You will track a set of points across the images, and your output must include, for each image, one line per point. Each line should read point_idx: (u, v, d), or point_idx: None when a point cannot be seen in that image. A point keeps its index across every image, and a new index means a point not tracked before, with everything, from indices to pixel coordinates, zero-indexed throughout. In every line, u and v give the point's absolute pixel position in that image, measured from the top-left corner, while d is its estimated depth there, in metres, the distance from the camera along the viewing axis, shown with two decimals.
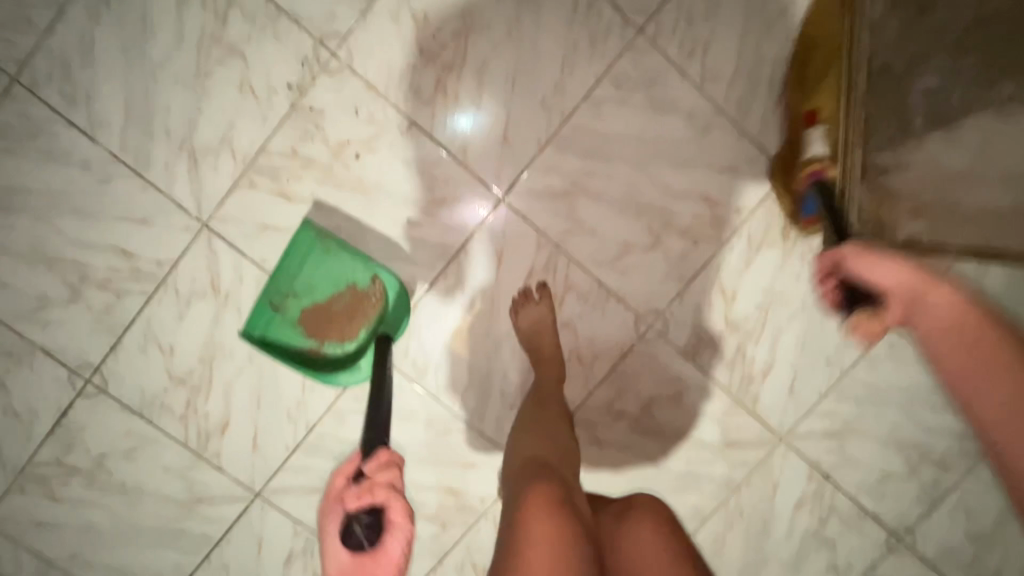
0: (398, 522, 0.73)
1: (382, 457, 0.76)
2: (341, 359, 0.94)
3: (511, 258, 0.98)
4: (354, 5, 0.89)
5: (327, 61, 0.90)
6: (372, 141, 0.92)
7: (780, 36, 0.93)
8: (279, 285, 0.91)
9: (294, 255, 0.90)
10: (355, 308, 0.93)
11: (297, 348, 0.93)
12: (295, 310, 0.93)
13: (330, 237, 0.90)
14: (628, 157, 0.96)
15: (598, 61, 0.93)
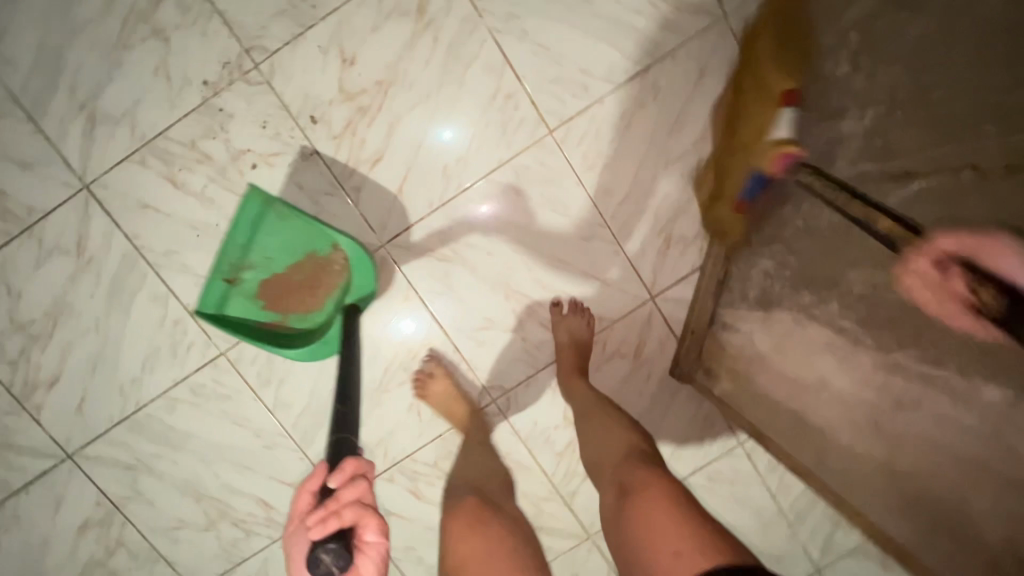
0: (373, 540, 0.64)
1: (348, 468, 0.65)
2: (304, 329, 0.95)
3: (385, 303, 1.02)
4: (287, 27, 0.92)
5: (248, 71, 0.93)
6: (271, 157, 0.95)
7: (673, 175, 1.00)
8: (229, 257, 0.89)
9: (242, 226, 0.88)
10: (315, 277, 0.94)
11: (258, 321, 0.93)
12: (251, 283, 0.92)
13: (279, 203, 0.86)
14: (513, 243, 1.01)
15: (505, 147, 0.98)
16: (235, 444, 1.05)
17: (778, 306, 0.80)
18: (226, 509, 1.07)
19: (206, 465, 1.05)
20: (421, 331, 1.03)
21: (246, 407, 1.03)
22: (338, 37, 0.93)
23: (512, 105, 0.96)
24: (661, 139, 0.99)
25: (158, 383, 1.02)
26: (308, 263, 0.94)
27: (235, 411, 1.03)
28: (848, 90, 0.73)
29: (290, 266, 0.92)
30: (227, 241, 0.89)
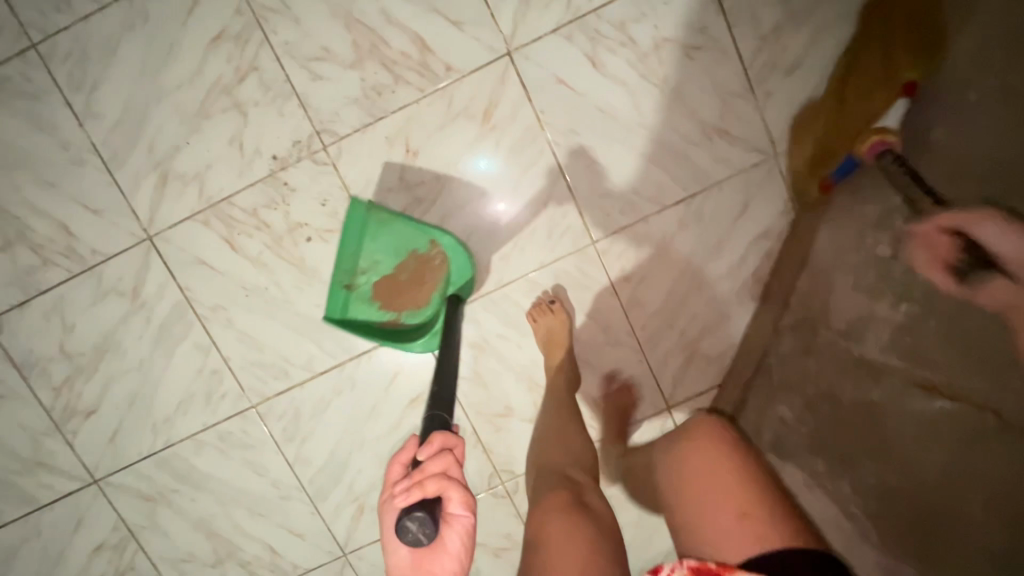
0: (458, 512, 0.71)
1: (435, 442, 0.70)
2: (419, 323, 1.00)
3: (406, 379, 1.06)
4: (358, 115, 0.96)
5: (317, 151, 0.98)
6: (327, 233, 1.00)
7: (705, 297, 1.03)
8: (343, 264, 0.96)
9: (351, 234, 0.95)
10: (420, 275, 0.98)
11: (381, 323, 0.98)
12: (366, 286, 0.97)
13: (379, 208, 0.95)
14: None
15: (547, 251, 1.02)
16: (252, 490, 1.09)
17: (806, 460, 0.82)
18: (235, 549, 1.12)
19: (223, 507, 1.10)
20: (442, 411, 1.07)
21: (268, 457, 1.08)
22: (406, 130, 0.97)
23: (561, 214, 1.00)
24: (698, 262, 1.03)
25: (189, 426, 1.07)
26: (411, 261, 0.98)
27: (257, 460, 1.08)
28: (887, 273, 0.78)
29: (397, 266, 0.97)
30: (339, 251, 0.96)
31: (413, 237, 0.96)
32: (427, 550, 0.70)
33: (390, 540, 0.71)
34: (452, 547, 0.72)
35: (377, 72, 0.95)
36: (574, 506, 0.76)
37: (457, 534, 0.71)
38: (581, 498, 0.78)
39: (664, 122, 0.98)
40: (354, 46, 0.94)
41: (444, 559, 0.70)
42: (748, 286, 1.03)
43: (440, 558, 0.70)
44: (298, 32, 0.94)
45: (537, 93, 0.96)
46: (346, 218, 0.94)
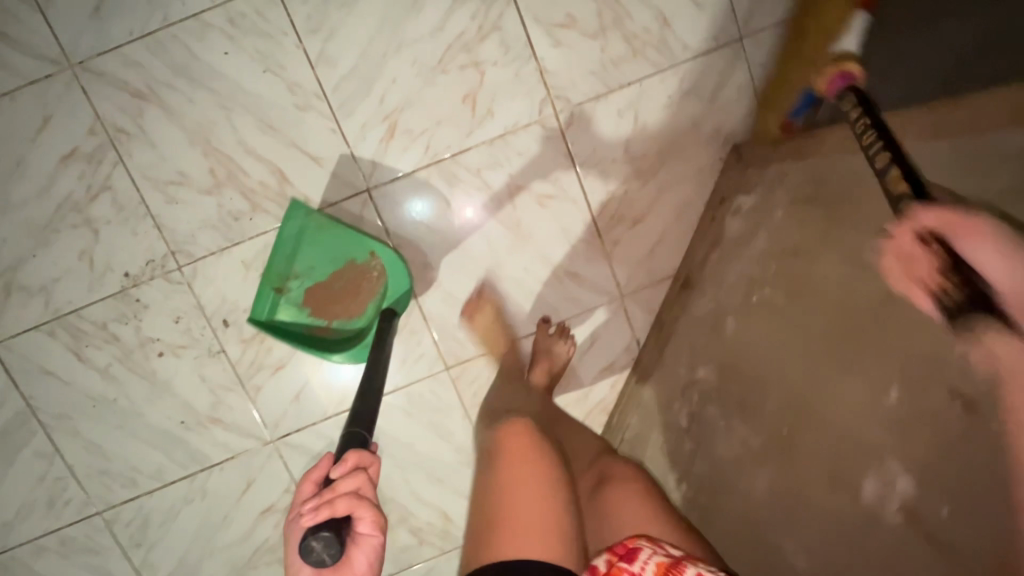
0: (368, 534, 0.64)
1: (349, 461, 0.65)
2: (349, 334, 0.97)
3: (261, 485, 1.06)
4: (214, 239, 0.97)
5: (170, 270, 0.98)
6: (179, 349, 1.00)
7: None
8: (278, 267, 0.94)
9: (287, 238, 0.93)
10: (353, 286, 0.96)
11: (305, 328, 0.96)
12: (297, 292, 0.95)
13: (321, 213, 0.92)
14: (396, 457, 1.08)
15: (402, 373, 1.06)
16: None
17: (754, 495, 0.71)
18: None
19: None
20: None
21: (111, 564, 1.07)
22: (262, 256, 0.99)
23: (415, 340, 1.05)
24: None
25: (31, 530, 1.05)
26: (347, 271, 0.96)
27: (100, 567, 1.06)
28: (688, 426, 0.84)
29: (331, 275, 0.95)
30: (273, 252, 0.93)
31: (350, 248, 0.94)
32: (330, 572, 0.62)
33: (291, 555, 0.63)
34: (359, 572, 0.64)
35: (234, 199, 0.96)
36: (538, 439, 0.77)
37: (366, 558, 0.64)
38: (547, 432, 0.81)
39: (518, 262, 1.03)
40: (211, 173, 0.96)
41: None
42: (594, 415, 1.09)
43: None
44: (154, 156, 0.94)
45: (395, 228, 1.00)
46: (285, 220, 0.91)
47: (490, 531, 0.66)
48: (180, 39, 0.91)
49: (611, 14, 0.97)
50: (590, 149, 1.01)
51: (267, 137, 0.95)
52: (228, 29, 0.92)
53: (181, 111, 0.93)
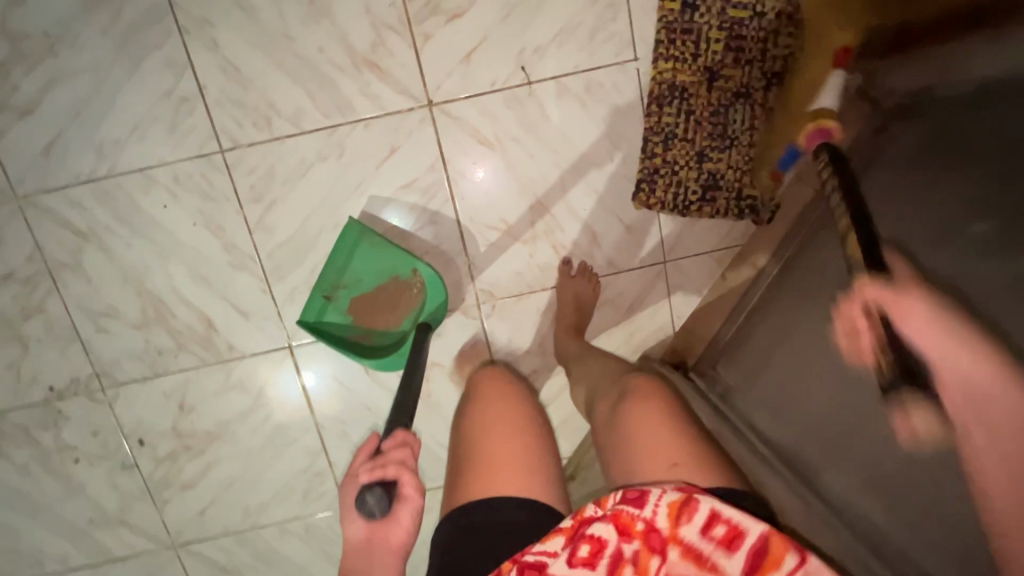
0: (411, 495, 0.67)
1: (400, 434, 0.70)
2: (386, 345, 0.98)
3: None
4: (139, 368, 1.03)
5: (94, 389, 1.04)
6: (96, 457, 1.07)
7: None
8: (328, 274, 0.96)
9: (340, 248, 0.95)
10: (393, 299, 0.97)
11: (346, 335, 0.97)
12: (344, 301, 0.97)
13: (372, 230, 0.94)
14: (287, 573, 1.15)
15: (303, 506, 1.12)
16: None
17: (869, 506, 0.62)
18: None
19: None
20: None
21: None
22: (183, 389, 1.04)
23: (318, 480, 1.10)
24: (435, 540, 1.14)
25: None
26: (391, 285, 0.97)
27: None
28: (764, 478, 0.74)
29: (375, 287, 0.97)
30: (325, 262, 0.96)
31: (395, 261, 0.96)
32: (378, 527, 0.66)
33: (346, 509, 0.67)
34: (404, 525, 0.66)
35: (162, 337, 1.02)
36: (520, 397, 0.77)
37: (409, 517, 0.66)
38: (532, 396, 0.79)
39: (425, 425, 1.09)
40: (142, 311, 1.00)
41: (397, 539, 0.66)
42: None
43: (391, 535, 0.66)
44: (89, 289, 0.99)
45: (315, 384, 1.07)
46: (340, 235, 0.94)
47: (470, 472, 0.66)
48: (125, 189, 0.95)
49: (543, 223, 1.01)
50: (507, 339, 1.06)
51: (200, 287, 1.00)
52: (172, 187, 0.95)
53: (119, 253, 0.98)
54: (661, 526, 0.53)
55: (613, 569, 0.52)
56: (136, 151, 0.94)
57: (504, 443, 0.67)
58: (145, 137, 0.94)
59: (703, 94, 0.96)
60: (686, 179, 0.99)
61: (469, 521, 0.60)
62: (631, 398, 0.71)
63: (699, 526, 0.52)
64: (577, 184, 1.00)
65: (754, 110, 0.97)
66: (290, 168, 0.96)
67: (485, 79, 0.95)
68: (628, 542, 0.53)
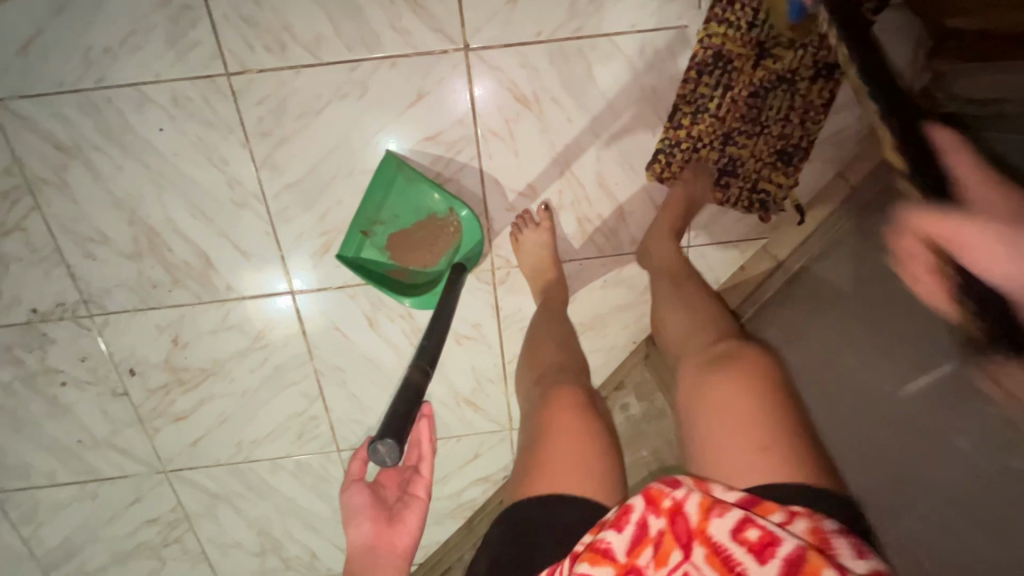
0: (421, 495, 0.69)
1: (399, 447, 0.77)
2: (423, 283, 0.95)
3: (148, 501, 1.15)
4: (130, 299, 0.98)
5: (81, 315, 0.98)
6: (83, 382, 1.04)
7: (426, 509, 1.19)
8: (366, 210, 0.92)
9: (377, 183, 0.90)
10: (429, 239, 0.93)
11: (384, 273, 0.94)
12: (382, 238, 0.93)
13: (411, 166, 0.89)
14: (276, 503, 1.18)
15: (296, 446, 1.12)
16: None
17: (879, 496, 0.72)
18: None
19: None
20: (176, 532, 1.18)
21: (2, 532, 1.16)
22: (177, 324, 1.00)
23: (313, 423, 1.10)
24: None
25: None
26: (427, 224, 0.93)
27: None
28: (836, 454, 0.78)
29: (412, 226, 0.93)
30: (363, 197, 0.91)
31: (432, 198, 0.91)
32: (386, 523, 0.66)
33: (353, 516, 0.67)
34: (411, 526, 0.67)
35: (155, 269, 0.96)
36: (585, 403, 0.72)
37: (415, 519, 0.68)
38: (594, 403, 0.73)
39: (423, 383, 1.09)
40: (134, 241, 0.94)
41: (403, 539, 0.66)
42: (460, 513, 1.20)
43: (397, 533, 0.66)
44: (74, 211, 0.91)
45: (315, 334, 1.03)
46: (378, 170, 0.89)
47: (532, 464, 0.65)
48: (116, 105, 0.86)
49: (569, 193, 0.96)
50: (516, 307, 1.03)
51: (198, 222, 0.94)
52: (170, 109, 0.86)
53: (109, 176, 0.90)
54: (689, 513, 0.53)
55: (636, 535, 0.54)
56: (130, 64, 0.84)
57: (560, 437, 0.66)
58: (139, 49, 0.83)
59: (745, 70, 0.88)
60: (705, 159, 0.93)
61: (524, 513, 0.61)
62: (766, 369, 0.64)
63: (733, 528, 0.51)
64: (612, 155, 0.94)
65: (795, 101, 0.90)
66: (305, 103, 0.87)
67: (529, 29, 0.86)
68: (654, 516, 0.54)
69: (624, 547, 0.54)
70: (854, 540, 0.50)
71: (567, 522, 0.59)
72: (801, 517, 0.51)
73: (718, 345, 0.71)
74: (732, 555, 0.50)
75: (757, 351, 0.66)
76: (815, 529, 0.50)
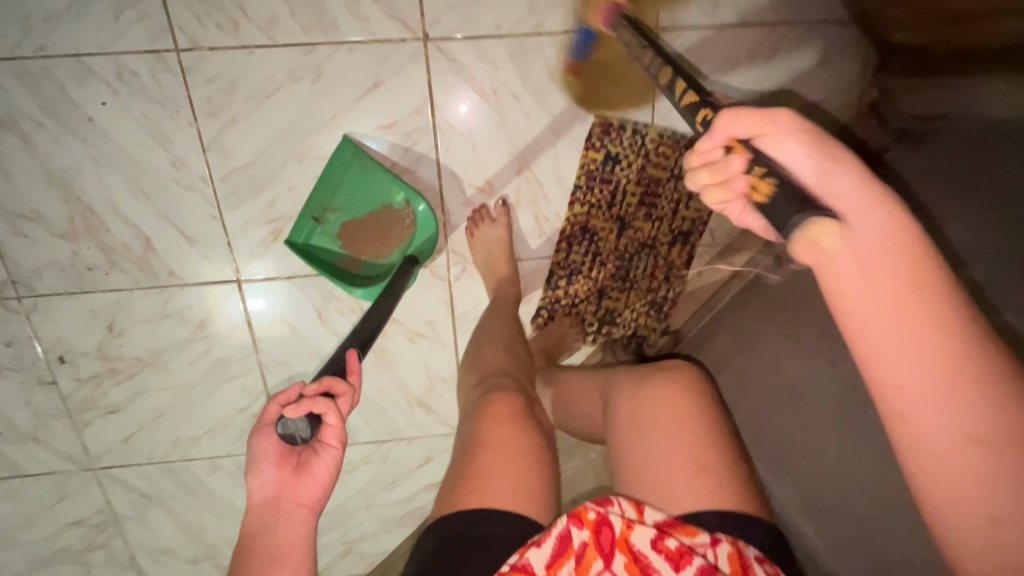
0: (334, 446, 0.57)
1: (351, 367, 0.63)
2: (375, 275, 0.92)
3: (73, 502, 1.08)
4: (63, 282, 0.93)
5: (8, 297, 0.93)
6: (7, 370, 0.98)
7: (372, 515, 1.14)
8: (319, 196, 0.89)
9: (332, 170, 0.88)
10: (383, 229, 0.91)
11: (334, 261, 0.91)
12: (334, 225, 0.91)
13: (367, 155, 0.88)
14: (214, 507, 1.12)
15: (236, 444, 1.07)
16: None
17: (851, 496, 0.71)
18: None
19: None
20: (103, 536, 1.11)
21: None
22: (113, 311, 0.96)
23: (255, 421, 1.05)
24: (373, 490, 1.13)
25: None
26: (382, 214, 0.91)
27: None
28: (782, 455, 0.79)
29: (366, 215, 0.91)
30: (316, 182, 0.89)
31: (388, 190, 0.89)
32: (291, 471, 0.55)
33: (257, 462, 0.55)
34: (320, 475, 0.56)
35: (91, 251, 0.92)
36: (524, 412, 0.68)
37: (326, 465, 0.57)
38: (532, 410, 0.70)
39: (373, 380, 1.05)
40: (69, 219, 0.89)
41: (309, 491, 0.55)
42: (409, 520, 1.15)
43: (303, 484, 0.55)
44: (6, 186, 0.87)
45: (261, 326, 0.99)
46: (334, 156, 0.87)
47: (460, 477, 0.60)
48: (55, 76, 0.82)
49: (527, 190, 0.95)
50: (470, 304, 1.01)
51: (138, 203, 0.90)
52: (114, 84, 0.83)
53: (45, 150, 0.86)
54: (614, 524, 0.52)
55: (558, 550, 0.51)
56: (73, 35, 0.81)
57: (496, 451, 0.61)
58: (83, 19, 0.81)
59: (635, 164, 0.94)
60: (631, 207, 0.97)
61: (455, 530, 0.55)
62: (683, 398, 0.61)
63: (654, 537, 0.51)
64: (571, 154, 0.94)
65: (657, 262, 1.00)
66: (257, 84, 0.85)
67: (489, 23, 0.86)
68: (577, 528, 0.52)
69: (544, 562, 0.51)
70: (769, 565, 0.51)
71: (500, 541, 0.54)
72: (724, 542, 0.51)
73: (651, 369, 0.67)
74: (649, 564, 0.50)
75: (680, 377, 0.63)
76: (736, 554, 0.50)
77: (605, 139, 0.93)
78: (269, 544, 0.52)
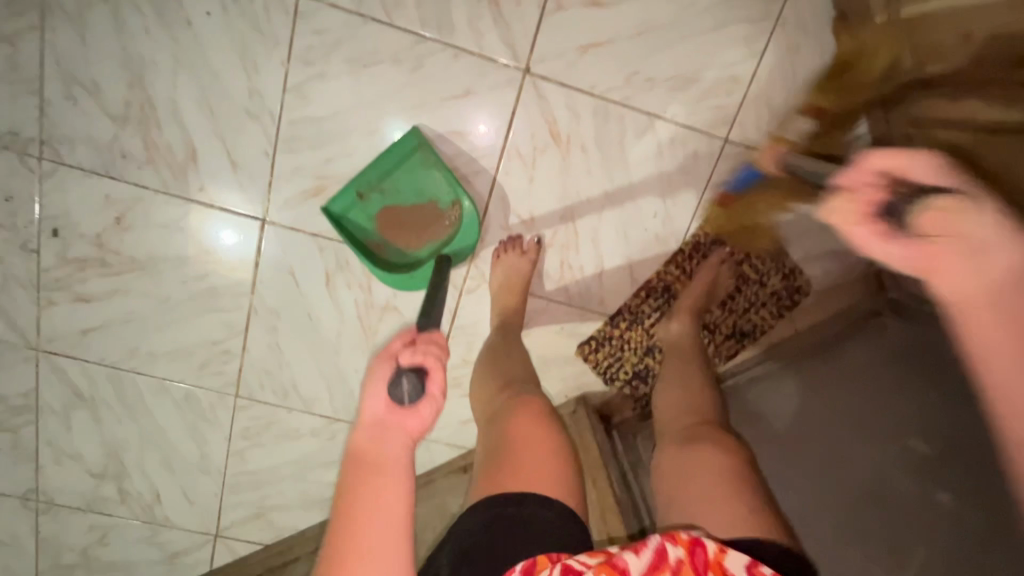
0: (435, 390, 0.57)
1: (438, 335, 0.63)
2: (402, 263, 0.93)
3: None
4: (92, 159, 0.91)
5: (28, 154, 0.90)
6: None
7: (299, 487, 1.13)
8: (369, 175, 0.91)
9: (388, 155, 0.91)
10: (422, 222, 0.93)
11: (364, 240, 0.93)
12: (375, 206, 0.93)
13: (427, 148, 0.90)
14: (143, 428, 1.08)
15: (194, 375, 1.04)
16: None
17: None
18: None
19: None
20: (15, 420, 1.05)
21: None
22: (129, 204, 0.94)
23: (222, 358, 1.03)
24: (310, 463, 1.12)
25: None
26: (424, 206, 0.93)
27: None
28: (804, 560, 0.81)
29: (409, 205, 0.93)
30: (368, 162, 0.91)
31: (438, 186, 0.92)
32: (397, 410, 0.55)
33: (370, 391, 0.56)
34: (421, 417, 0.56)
35: (133, 142, 0.91)
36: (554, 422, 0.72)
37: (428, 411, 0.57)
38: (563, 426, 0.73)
39: (353, 359, 1.05)
40: (125, 103, 0.89)
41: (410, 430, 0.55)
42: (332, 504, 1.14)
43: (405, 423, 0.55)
44: (78, 52, 0.86)
45: (267, 270, 0.99)
46: (395, 142, 0.90)
47: (499, 467, 0.64)
48: None
49: (563, 236, 1.00)
50: (471, 320, 1.04)
51: (200, 115, 0.90)
52: (226, 0, 0.85)
53: (132, 34, 0.86)
54: (709, 546, 0.49)
55: (653, 563, 0.48)
56: None
57: (531, 451, 0.65)
58: None
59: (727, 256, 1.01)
60: None
61: (499, 510, 0.58)
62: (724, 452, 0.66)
63: (750, 563, 0.49)
64: (613, 219, 1.00)
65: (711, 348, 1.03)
66: (358, 51, 0.88)
67: (586, 80, 0.93)
68: (672, 544, 0.49)
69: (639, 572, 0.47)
70: None
71: (540, 523, 0.57)
72: None
73: (699, 425, 0.73)
74: None
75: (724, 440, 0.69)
76: None
77: (728, 227, 1.01)
78: (374, 457, 0.53)
